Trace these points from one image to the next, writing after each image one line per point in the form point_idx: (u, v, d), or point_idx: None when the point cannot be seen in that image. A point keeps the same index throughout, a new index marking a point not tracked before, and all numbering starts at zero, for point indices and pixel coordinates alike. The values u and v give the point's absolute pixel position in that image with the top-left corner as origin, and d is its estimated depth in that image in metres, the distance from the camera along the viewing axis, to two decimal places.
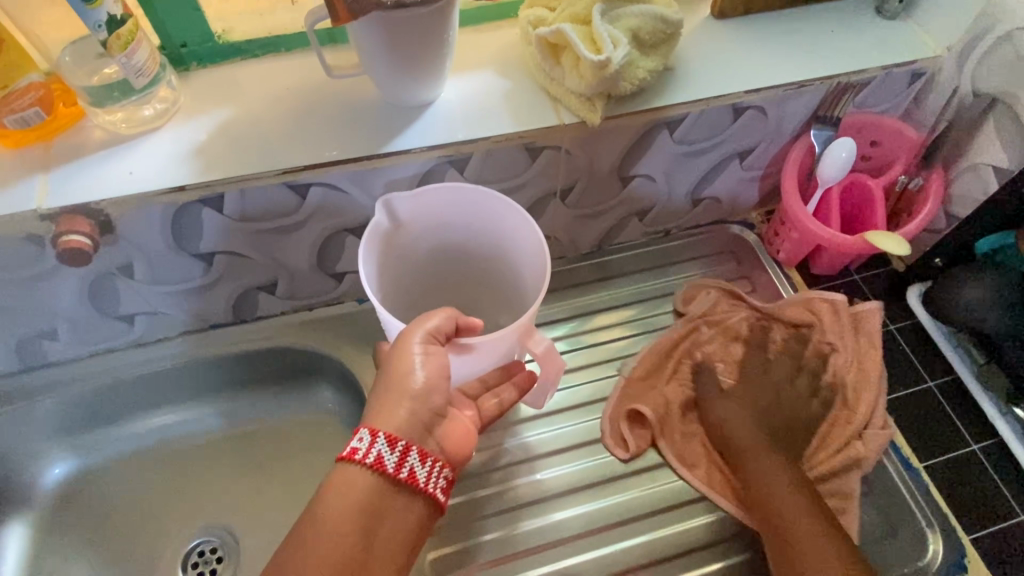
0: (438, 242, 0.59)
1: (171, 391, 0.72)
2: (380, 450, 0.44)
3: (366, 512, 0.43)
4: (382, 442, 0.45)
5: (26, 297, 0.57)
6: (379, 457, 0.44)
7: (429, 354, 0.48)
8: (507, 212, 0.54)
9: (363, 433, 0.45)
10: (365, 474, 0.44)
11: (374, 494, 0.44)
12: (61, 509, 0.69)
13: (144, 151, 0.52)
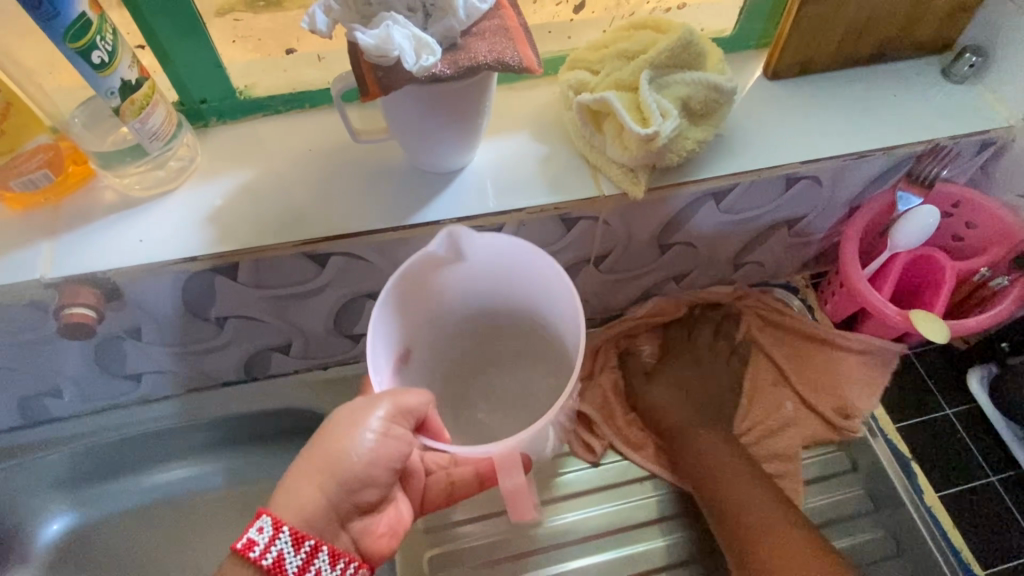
0: (480, 294, 0.54)
1: (177, 448, 0.68)
2: (281, 549, 0.38)
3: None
4: (285, 539, 0.38)
5: (28, 360, 0.54)
6: (279, 558, 0.38)
7: (386, 436, 0.42)
8: (550, 278, 0.48)
9: (260, 526, 0.38)
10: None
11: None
12: (55, 570, 0.66)
13: (156, 216, 0.49)
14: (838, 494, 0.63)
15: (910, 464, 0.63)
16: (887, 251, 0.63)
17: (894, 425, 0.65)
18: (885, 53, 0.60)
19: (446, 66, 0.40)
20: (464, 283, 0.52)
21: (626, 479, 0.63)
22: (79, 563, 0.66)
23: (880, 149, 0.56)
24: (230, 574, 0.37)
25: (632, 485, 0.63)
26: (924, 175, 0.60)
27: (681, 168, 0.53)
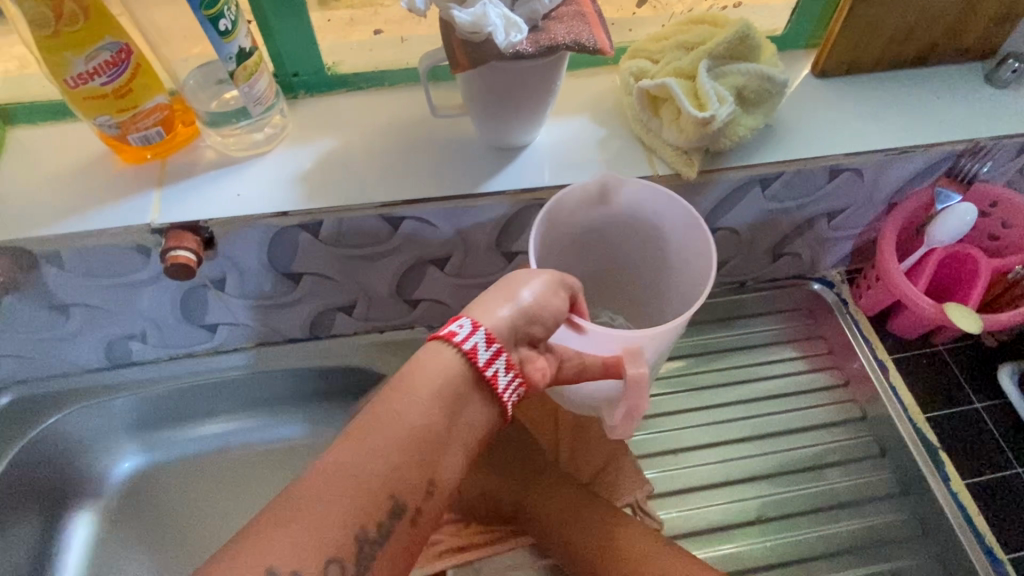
0: (600, 236, 0.58)
1: (240, 398, 0.74)
2: (477, 342, 0.38)
3: (444, 396, 0.38)
4: (481, 335, 0.39)
5: (124, 302, 0.59)
6: (474, 349, 0.38)
7: (553, 293, 0.43)
8: (680, 219, 0.53)
9: (460, 319, 0.40)
10: (449, 351, 0.39)
11: (458, 382, 0.38)
12: (125, 503, 0.71)
13: (252, 174, 0.54)
14: (862, 478, 0.66)
15: (939, 453, 0.65)
16: (923, 246, 0.66)
17: (925, 416, 0.68)
18: (931, 57, 0.63)
19: (529, 45, 0.44)
20: (585, 234, 0.58)
21: (660, 450, 0.67)
22: (148, 498, 0.72)
23: (922, 147, 0.59)
24: (426, 348, 0.39)
25: (665, 456, 0.66)
26: (963, 168, 0.63)
27: (732, 154, 0.57)
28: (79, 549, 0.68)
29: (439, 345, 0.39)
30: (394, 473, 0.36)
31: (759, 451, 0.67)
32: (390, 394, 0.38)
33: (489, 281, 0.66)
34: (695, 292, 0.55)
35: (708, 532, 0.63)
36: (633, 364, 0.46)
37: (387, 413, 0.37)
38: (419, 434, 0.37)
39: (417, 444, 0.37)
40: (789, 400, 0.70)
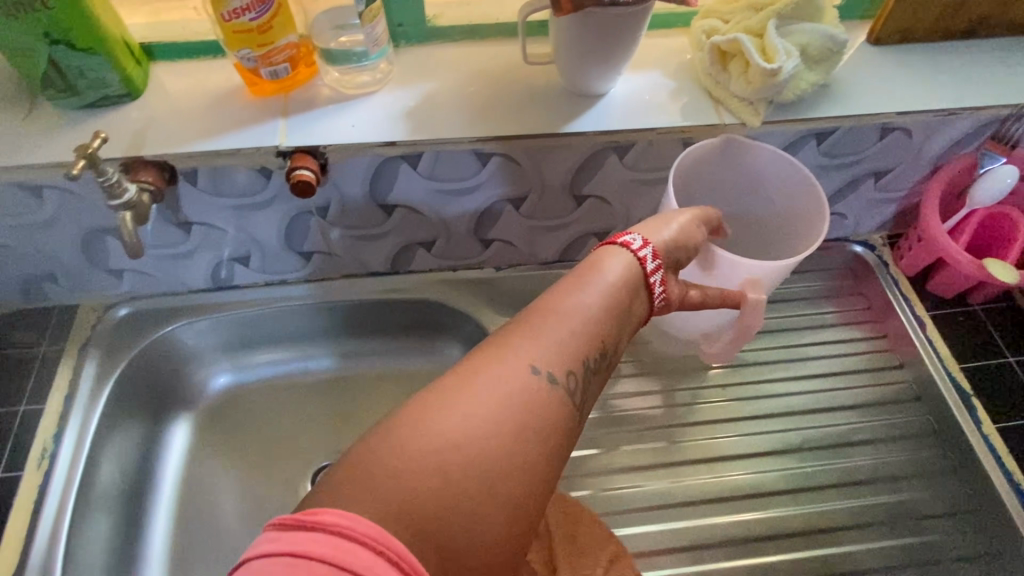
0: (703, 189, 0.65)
1: (322, 327, 0.81)
2: (648, 253, 0.50)
3: (624, 279, 0.49)
4: (650, 250, 0.50)
5: (238, 224, 0.67)
6: (645, 258, 0.50)
7: (696, 228, 0.54)
8: (785, 167, 0.60)
9: (629, 233, 0.51)
10: (624, 253, 0.50)
11: (631, 281, 0.49)
12: (217, 415, 0.79)
13: (363, 108, 0.61)
14: (897, 418, 0.72)
15: (972, 399, 0.70)
16: (965, 207, 0.71)
17: (961, 366, 0.72)
18: (979, 29, 0.68)
19: None
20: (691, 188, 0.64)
21: (707, 384, 0.73)
22: (238, 412, 0.80)
23: (969, 109, 0.64)
24: (604, 248, 0.50)
25: (712, 389, 0.73)
26: (1008, 134, 0.68)
27: (792, 108, 0.62)
28: (178, 451, 0.76)
29: (616, 247, 0.50)
30: (594, 332, 0.46)
31: (802, 390, 0.73)
32: (584, 274, 0.48)
33: (559, 223, 0.72)
34: (799, 229, 0.62)
35: (750, 457, 0.69)
36: (753, 291, 0.54)
37: (583, 288, 0.47)
38: (600, 309, 0.47)
39: (605, 311, 0.47)
40: (829, 349, 0.76)
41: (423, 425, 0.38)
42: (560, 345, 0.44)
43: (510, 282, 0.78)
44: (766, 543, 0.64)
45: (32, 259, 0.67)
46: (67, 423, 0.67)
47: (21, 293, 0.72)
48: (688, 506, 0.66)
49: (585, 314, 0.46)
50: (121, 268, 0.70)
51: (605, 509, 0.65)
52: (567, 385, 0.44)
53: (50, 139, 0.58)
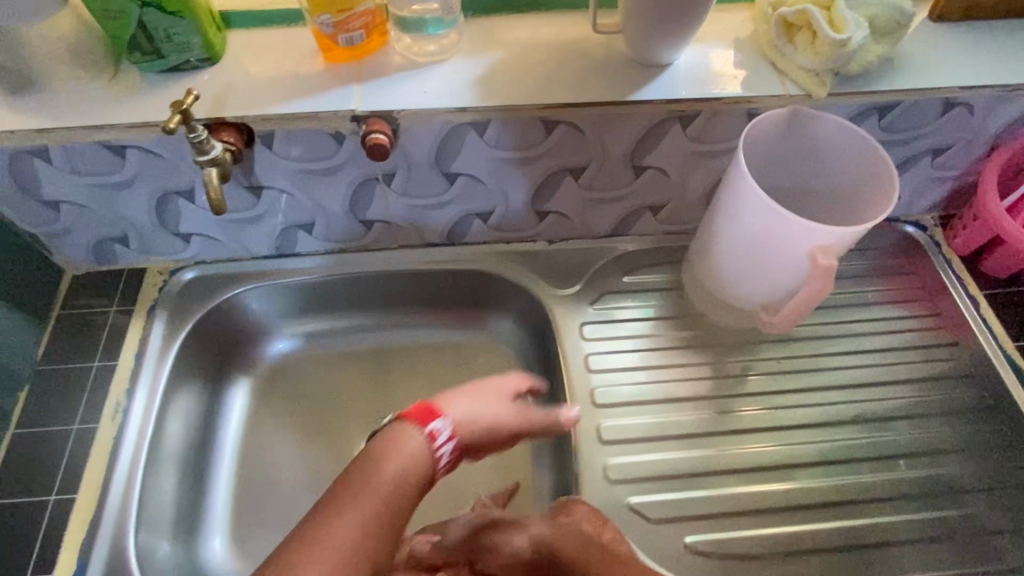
0: (766, 159, 0.65)
1: (377, 297, 0.83)
2: (445, 435, 0.55)
3: (413, 453, 0.53)
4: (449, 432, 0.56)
5: (307, 189, 0.68)
6: (435, 433, 0.55)
7: (515, 408, 0.61)
8: (854, 139, 0.61)
9: (438, 418, 0.56)
10: (412, 423, 0.55)
11: (421, 462, 0.53)
12: (275, 379, 0.82)
13: (434, 76, 0.62)
14: (950, 394, 0.72)
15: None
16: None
17: (1015, 345, 0.73)
18: None
19: None
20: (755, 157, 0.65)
21: (761, 357, 0.74)
22: (296, 377, 0.82)
23: None
24: (398, 424, 0.55)
25: (765, 361, 0.74)
26: None
27: (857, 81, 0.63)
28: (239, 413, 0.79)
29: (409, 416, 0.55)
30: (391, 509, 0.49)
31: (854, 364, 0.74)
32: (383, 450, 0.52)
33: (616, 196, 0.73)
34: (864, 199, 0.64)
35: (804, 428, 0.70)
36: (825, 256, 0.54)
37: (384, 457, 0.52)
38: (396, 485, 0.50)
39: (404, 476, 0.51)
40: (879, 325, 0.76)
41: (320, 525, 0.46)
42: (360, 529, 0.47)
43: (563, 255, 0.80)
44: (822, 509, 0.65)
45: (107, 222, 0.69)
46: (139, 379, 0.69)
47: (91, 256, 0.74)
48: (739, 472, 0.67)
49: (376, 478, 0.50)
50: (189, 233, 0.72)
51: (664, 469, 0.66)
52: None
53: (136, 100, 0.60)
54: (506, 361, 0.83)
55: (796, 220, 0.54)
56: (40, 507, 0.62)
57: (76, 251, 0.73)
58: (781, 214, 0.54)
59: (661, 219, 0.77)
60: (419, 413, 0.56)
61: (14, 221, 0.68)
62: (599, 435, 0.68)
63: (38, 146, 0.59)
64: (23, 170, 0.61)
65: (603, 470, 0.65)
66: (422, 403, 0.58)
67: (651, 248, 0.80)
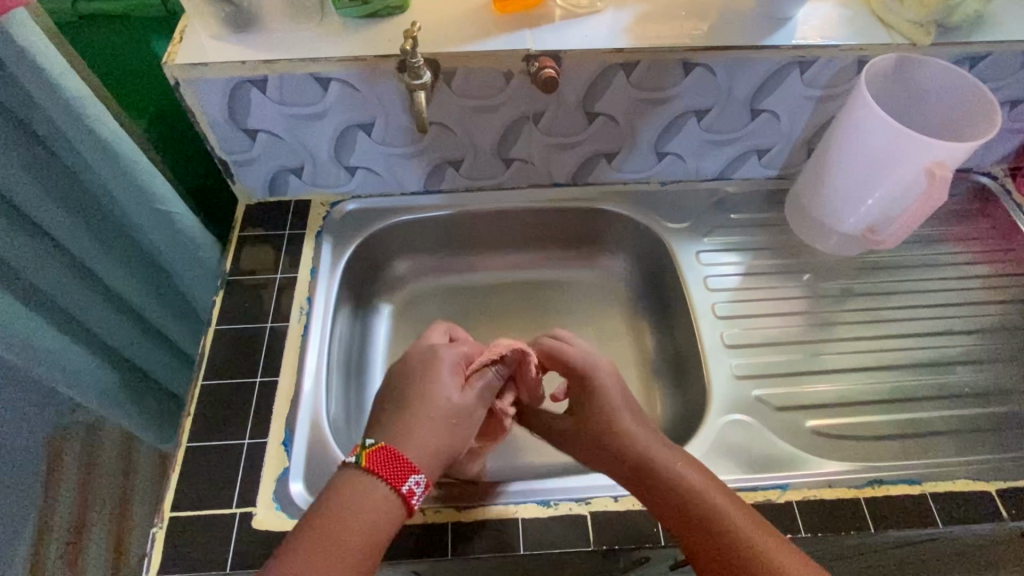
0: (882, 95, 0.75)
1: (503, 234, 0.93)
2: (415, 486, 0.54)
3: (378, 512, 0.52)
4: (420, 483, 0.54)
5: (467, 126, 0.78)
6: (410, 490, 0.54)
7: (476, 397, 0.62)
8: (963, 82, 0.71)
9: (413, 474, 0.54)
10: (380, 482, 0.53)
11: (385, 519, 0.52)
12: (413, 304, 0.93)
13: (591, 24, 0.73)
14: None
15: None
16: None
17: None
18: None
19: None
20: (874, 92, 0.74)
21: (857, 282, 0.83)
22: (431, 305, 0.93)
23: None
24: (364, 478, 0.53)
25: (862, 285, 0.83)
26: None
27: (954, 34, 0.73)
28: (385, 332, 0.90)
29: (373, 474, 0.53)
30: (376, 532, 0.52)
31: (941, 287, 0.83)
32: (345, 506, 0.52)
33: (729, 138, 0.83)
34: (964, 132, 0.74)
35: (902, 337, 0.78)
36: (940, 168, 0.67)
37: (344, 510, 0.52)
38: (372, 535, 0.52)
39: (381, 526, 0.52)
40: (960, 257, 0.86)
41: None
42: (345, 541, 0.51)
43: (673, 196, 0.90)
44: (928, 401, 0.73)
45: (290, 151, 0.80)
46: (316, 291, 0.80)
47: (267, 186, 0.85)
48: (843, 373, 0.75)
49: (338, 547, 0.50)
50: (356, 165, 0.83)
51: (781, 370, 0.75)
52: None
53: (342, 38, 0.70)
54: (616, 292, 0.94)
55: (918, 137, 0.66)
56: (249, 387, 0.72)
57: (255, 180, 0.84)
58: (903, 132, 0.67)
59: (765, 162, 0.87)
60: (389, 471, 0.54)
61: (213, 147, 0.78)
62: (721, 342, 0.77)
63: (259, 76, 0.70)
64: (239, 98, 0.72)
65: (732, 371, 0.75)
66: (387, 448, 0.55)
67: (753, 190, 0.90)
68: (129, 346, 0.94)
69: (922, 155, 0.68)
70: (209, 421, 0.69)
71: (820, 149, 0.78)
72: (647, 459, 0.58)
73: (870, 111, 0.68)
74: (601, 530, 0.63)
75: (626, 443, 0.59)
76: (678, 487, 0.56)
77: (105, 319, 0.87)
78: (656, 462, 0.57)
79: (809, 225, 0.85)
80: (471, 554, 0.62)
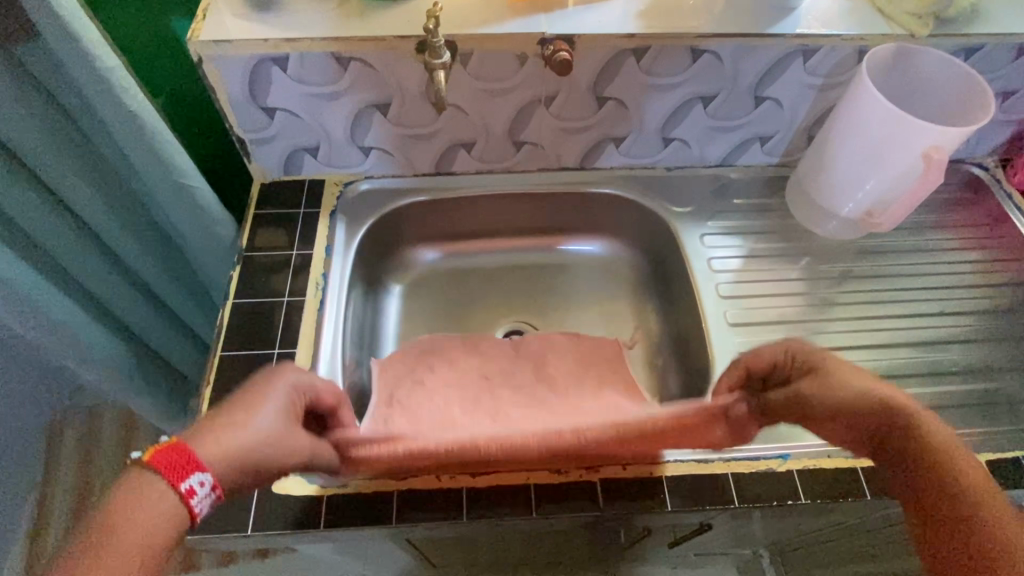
0: (884, 81, 0.77)
1: (512, 217, 0.95)
2: (200, 488, 0.44)
3: (150, 516, 0.41)
4: (207, 485, 0.44)
5: (481, 109, 0.80)
6: (190, 489, 0.43)
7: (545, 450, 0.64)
8: (961, 71, 0.73)
9: (197, 472, 0.44)
10: (165, 479, 0.43)
11: (159, 530, 0.42)
12: (423, 283, 0.95)
13: (603, 9, 0.75)
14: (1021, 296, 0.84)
15: None
16: None
17: None
18: None
19: None
20: (876, 79, 0.77)
21: (855, 264, 0.86)
22: (441, 285, 0.96)
23: None
24: (140, 476, 0.43)
25: (860, 267, 0.86)
26: None
27: (949, 26, 0.76)
28: (395, 309, 0.93)
29: (154, 474, 0.43)
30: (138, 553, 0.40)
31: (935, 270, 0.86)
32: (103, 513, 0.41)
33: (734, 124, 0.86)
34: (961, 120, 0.77)
35: (896, 317, 0.81)
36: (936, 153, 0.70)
37: (112, 527, 0.40)
38: (134, 553, 0.40)
39: (151, 549, 0.41)
40: (953, 243, 0.89)
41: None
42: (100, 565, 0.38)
43: (679, 181, 0.92)
44: (921, 377, 0.76)
45: (307, 130, 0.82)
46: (331, 267, 0.82)
47: (282, 163, 0.87)
48: (841, 351, 0.78)
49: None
50: (370, 146, 0.85)
51: (784, 347, 0.78)
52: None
53: (362, 19, 0.72)
54: (621, 273, 0.97)
55: (916, 123, 0.69)
56: (266, 359, 0.73)
57: (270, 157, 0.85)
58: (902, 119, 0.70)
59: (767, 149, 0.90)
60: (170, 467, 0.43)
61: (231, 125, 0.80)
62: (725, 320, 0.80)
63: (281, 54, 0.72)
64: (261, 76, 0.74)
65: (737, 347, 0.78)
66: (180, 445, 0.45)
67: (755, 176, 0.93)
68: (141, 323, 0.95)
69: (918, 141, 0.71)
70: (228, 390, 0.71)
71: (820, 135, 0.81)
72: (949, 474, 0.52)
73: (869, 98, 0.71)
74: (611, 494, 0.65)
75: (929, 444, 0.54)
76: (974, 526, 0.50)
77: (120, 293, 0.89)
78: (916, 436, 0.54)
79: (809, 210, 0.88)
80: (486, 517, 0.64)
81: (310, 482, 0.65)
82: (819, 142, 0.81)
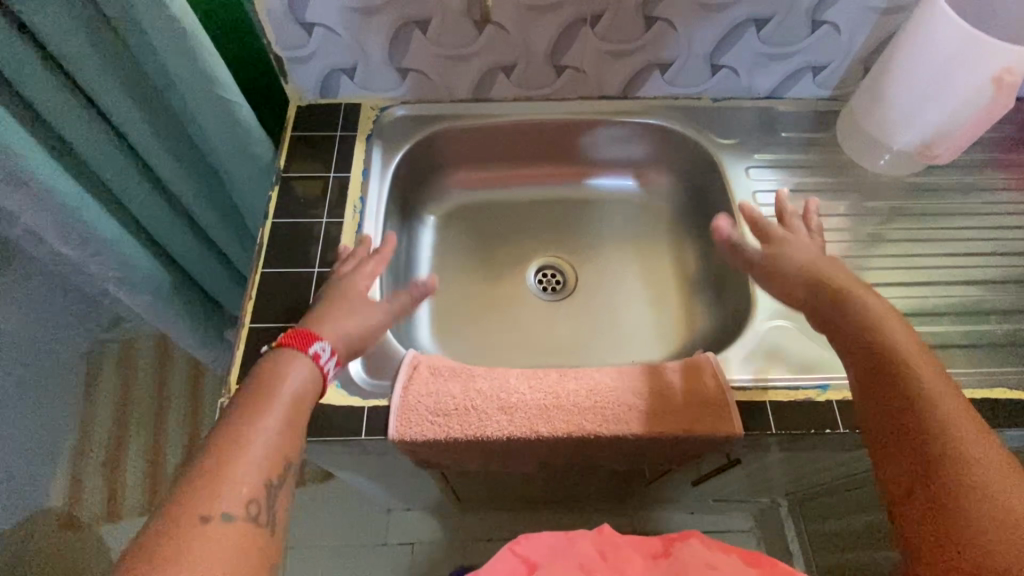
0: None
1: (549, 149, 0.93)
2: (324, 354, 0.60)
3: (290, 390, 0.56)
4: (326, 350, 0.60)
5: (525, 28, 0.78)
6: (323, 356, 0.60)
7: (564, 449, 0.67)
8: None
9: (319, 340, 0.60)
10: (299, 355, 0.59)
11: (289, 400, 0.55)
12: (458, 214, 0.95)
13: None
14: None
15: None
16: None
17: None
18: None
19: None
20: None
21: (904, 201, 0.83)
22: (477, 217, 0.95)
23: None
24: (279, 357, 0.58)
25: (909, 205, 0.83)
26: None
27: None
28: (429, 238, 0.93)
29: (292, 348, 0.59)
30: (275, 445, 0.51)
31: (989, 210, 0.82)
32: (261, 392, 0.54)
33: (788, 52, 0.82)
34: None
35: (944, 254, 0.79)
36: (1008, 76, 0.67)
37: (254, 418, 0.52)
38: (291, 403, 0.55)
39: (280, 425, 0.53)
40: (1010, 183, 0.85)
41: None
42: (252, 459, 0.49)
43: (725, 112, 0.89)
44: (966, 316, 0.74)
45: (343, 48, 0.80)
46: (368, 191, 0.82)
47: (320, 85, 0.86)
48: (884, 287, 0.76)
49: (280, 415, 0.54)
50: (407, 68, 0.83)
51: None
52: (254, 511, 0.48)
53: None
54: (658, 209, 0.95)
55: (988, 45, 0.66)
56: (306, 278, 0.74)
57: (308, 78, 0.84)
58: (973, 41, 0.66)
59: (820, 80, 0.86)
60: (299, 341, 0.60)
61: (269, 41, 0.79)
62: None
63: None
64: None
65: None
66: (300, 329, 0.61)
67: (805, 110, 0.89)
68: (178, 246, 0.96)
69: (987, 66, 0.67)
70: (268, 306, 0.72)
71: (879, 62, 0.77)
72: (967, 486, 0.46)
73: (937, 21, 0.67)
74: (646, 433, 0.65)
75: (933, 428, 0.49)
76: (984, 524, 0.44)
77: (157, 213, 0.89)
78: (879, 331, 0.56)
79: (861, 145, 0.84)
80: (561, 434, 0.64)
81: (353, 393, 0.67)
82: (877, 69, 0.77)
